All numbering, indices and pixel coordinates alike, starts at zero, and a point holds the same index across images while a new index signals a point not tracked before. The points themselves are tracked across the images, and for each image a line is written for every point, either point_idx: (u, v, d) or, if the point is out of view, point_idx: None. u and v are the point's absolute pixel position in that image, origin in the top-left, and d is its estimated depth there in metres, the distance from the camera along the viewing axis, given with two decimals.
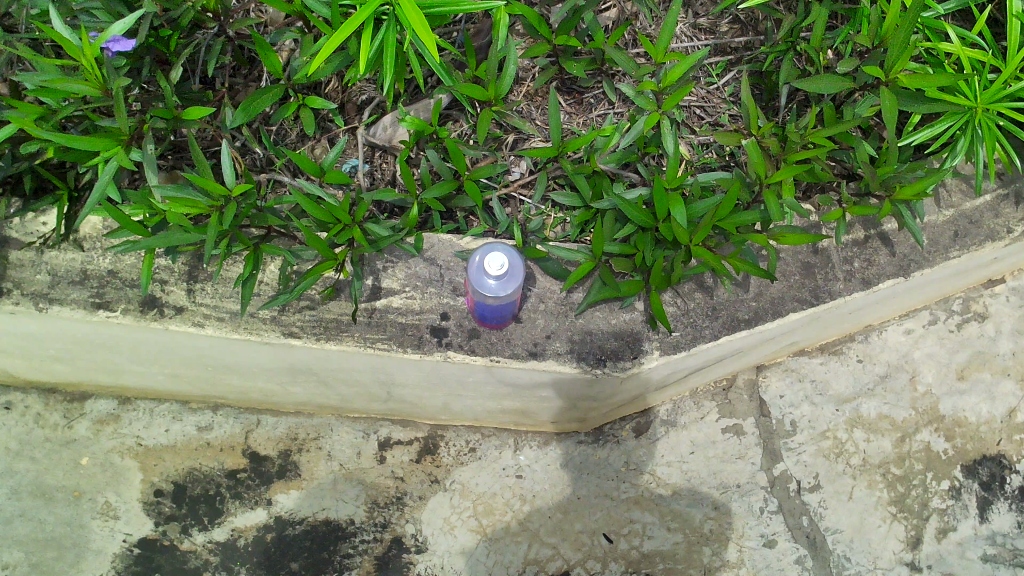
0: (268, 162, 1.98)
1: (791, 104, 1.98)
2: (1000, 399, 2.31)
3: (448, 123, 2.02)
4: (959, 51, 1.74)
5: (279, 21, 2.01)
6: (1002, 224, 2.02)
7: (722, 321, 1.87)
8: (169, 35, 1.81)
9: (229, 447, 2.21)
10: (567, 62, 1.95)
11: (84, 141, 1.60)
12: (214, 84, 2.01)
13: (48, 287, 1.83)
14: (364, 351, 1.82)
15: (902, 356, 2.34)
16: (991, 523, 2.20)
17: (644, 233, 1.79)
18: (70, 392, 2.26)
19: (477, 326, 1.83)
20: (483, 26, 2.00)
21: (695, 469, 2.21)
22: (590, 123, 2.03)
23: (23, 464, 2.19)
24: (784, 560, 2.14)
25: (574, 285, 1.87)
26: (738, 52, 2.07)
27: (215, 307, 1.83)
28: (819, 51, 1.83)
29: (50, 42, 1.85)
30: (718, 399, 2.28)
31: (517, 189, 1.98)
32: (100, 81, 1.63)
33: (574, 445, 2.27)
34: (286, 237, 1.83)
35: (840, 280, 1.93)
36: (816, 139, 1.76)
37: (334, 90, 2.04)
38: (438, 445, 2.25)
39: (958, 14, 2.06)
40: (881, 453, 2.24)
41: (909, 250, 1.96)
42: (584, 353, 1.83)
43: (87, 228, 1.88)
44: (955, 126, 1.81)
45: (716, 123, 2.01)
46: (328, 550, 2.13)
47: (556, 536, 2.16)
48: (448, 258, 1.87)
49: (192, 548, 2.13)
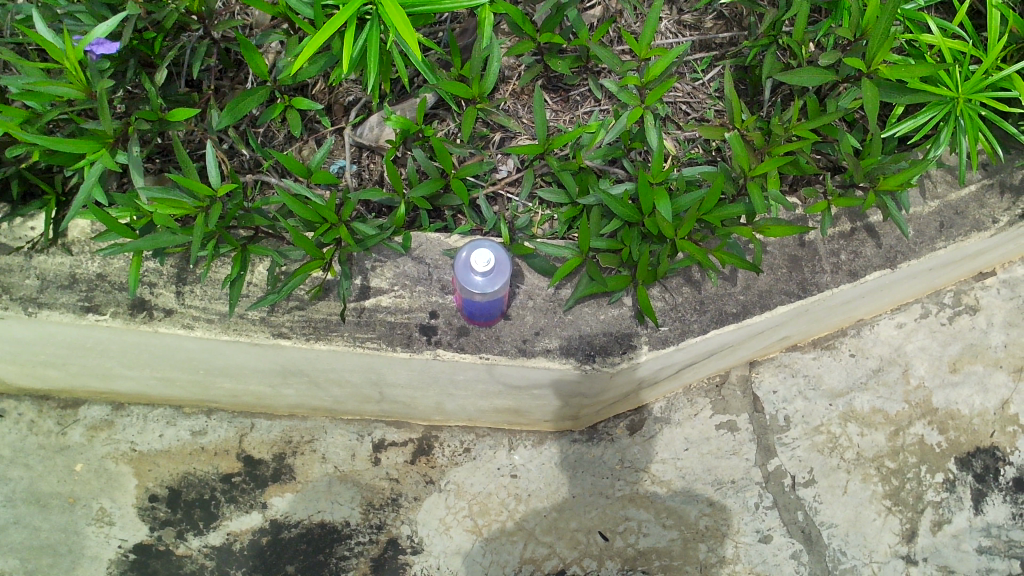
0: (256, 164, 1.99)
1: (776, 98, 1.99)
2: (993, 390, 2.31)
3: (435, 122, 2.03)
4: (941, 42, 1.77)
5: (265, 24, 2.02)
6: (989, 214, 2.02)
7: (710, 315, 1.88)
8: (153, 38, 1.83)
9: (224, 451, 2.21)
10: (552, 60, 1.96)
11: (69, 144, 1.61)
12: (200, 86, 2.02)
13: (38, 291, 1.83)
14: (354, 351, 1.82)
15: (894, 350, 2.34)
16: (986, 514, 2.20)
17: (631, 228, 1.82)
18: (63, 399, 2.26)
19: (466, 324, 1.84)
20: (468, 25, 2.02)
21: (690, 465, 2.21)
22: (576, 120, 2.04)
23: (17, 471, 2.19)
24: (779, 556, 2.14)
25: (562, 282, 1.87)
26: (723, 48, 2.09)
27: (204, 309, 1.83)
28: (802, 45, 1.84)
29: (33, 47, 1.89)
30: (711, 396, 2.29)
31: (505, 187, 1.99)
32: (84, 84, 1.65)
33: (568, 443, 2.27)
34: (275, 237, 1.84)
35: (827, 272, 1.93)
36: (800, 132, 1.77)
37: (321, 91, 2.05)
38: (433, 445, 2.25)
39: (940, 8, 2.08)
40: (874, 447, 2.25)
41: (896, 242, 1.97)
42: (573, 349, 1.83)
43: (76, 232, 1.88)
44: (937, 116, 1.82)
45: (702, 118, 2.02)
46: (324, 552, 2.13)
47: (552, 535, 2.16)
48: (436, 256, 1.88)
49: (189, 553, 2.13)
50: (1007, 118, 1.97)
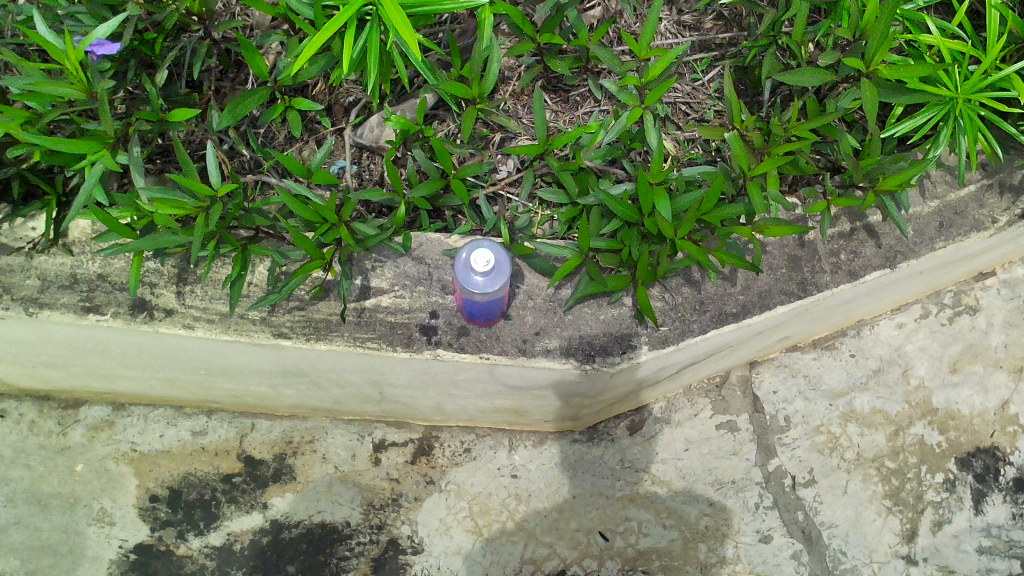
0: (257, 165, 1.99)
1: (775, 98, 1.99)
2: (993, 391, 2.31)
3: (435, 123, 2.03)
4: (940, 42, 1.77)
5: (265, 24, 2.03)
6: (988, 214, 2.03)
7: (710, 315, 1.88)
8: (153, 39, 1.83)
9: (224, 451, 2.22)
10: (552, 60, 1.96)
11: (69, 144, 1.62)
12: (201, 87, 2.03)
13: (38, 292, 1.84)
14: (354, 351, 1.82)
15: (894, 350, 2.34)
16: (986, 515, 2.20)
17: (631, 228, 1.82)
18: (64, 399, 2.26)
19: (466, 324, 1.84)
20: (468, 26, 2.03)
21: (690, 465, 2.22)
22: (576, 121, 2.04)
23: (18, 472, 2.20)
24: (779, 556, 2.14)
25: (562, 282, 1.87)
26: (722, 49, 2.09)
27: (204, 309, 1.84)
28: (801, 45, 1.85)
29: (34, 48, 1.88)
30: (711, 396, 2.29)
31: (504, 187, 2.00)
32: (85, 84, 1.65)
33: (569, 444, 2.27)
34: (275, 237, 1.84)
35: (826, 272, 1.93)
36: (799, 132, 1.78)
37: (321, 92, 2.06)
38: (433, 446, 2.26)
39: (939, 8, 2.08)
40: (874, 447, 2.25)
41: (895, 242, 1.97)
42: (573, 349, 1.84)
43: (76, 232, 1.89)
44: (936, 116, 1.83)
45: (701, 119, 2.03)
46: (325, 552, 2.13)
47: (552, 535, 2.16)
48: (436, 256, 1.88)
49: (189, 553, 2.13)
50: (1007, 118, 1.97)
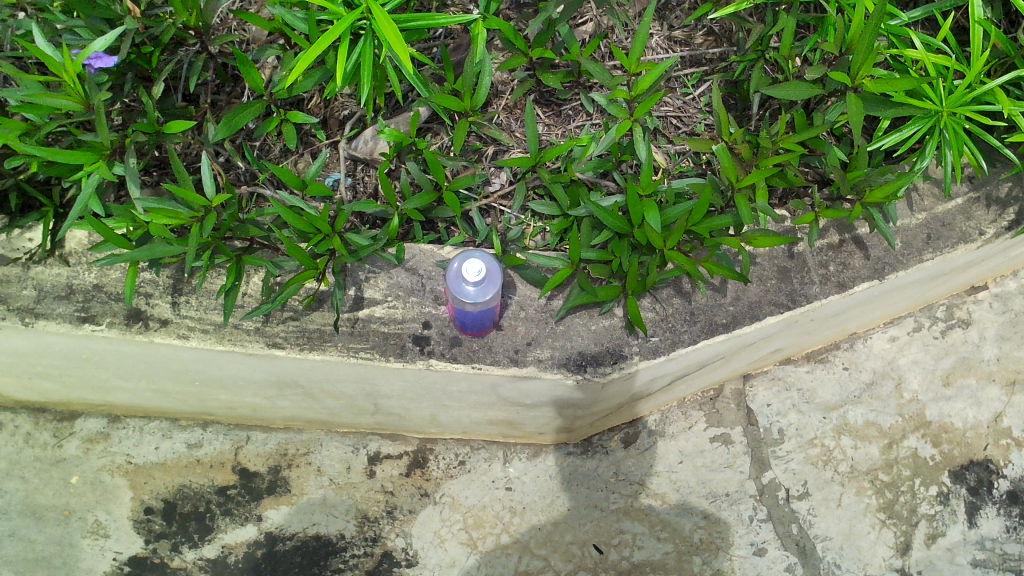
0: (253, 177, 2.02)
1: (764, 112, 2.03)
2: (986, 404, 2.32)
3: (428, 136, 2.06)
4: (925, 57, 1.80)
5: (261, 39, 2.08)
6: (975, 226, 2.05)
7: (700, 325, 1.90)
8: (150, 52, 1.86)
9: (219, 464, 2.22)
10: (543, 75, 1.99)
11: (65, 154, 1.65)
12: (197, 100, 2.07)
13: (35, 302, 1.85)
14: (348, 361, 1.83)
15: (887, 363, 2.35)
16: (980, 528, 2.19)
17: (621, 239, 1.83)
18: (59, 412, 2.27)
19: (459, 334, 1.85)
20: (461, 41, 2.06)
21: (684, 478, 2.22)
22: (568, 134, 2.07)
23: (13, 483, 2.20)
24: (773, 569, 2.14)
25: (554, 292, 1.89)
26: (713, 63, 2.12)
27: (199, 319, 1.85)
28: (788, 60, 1.90)
29: (34, 60, 1.92)
30: (705, 408, 2.29)
31: (497, 199, 2.02)
32: (82, 96, 1.69)
33: (563, 456, 2.27)
34: (269, 248, 1.85)
35: (815, 283, 1.95)
36: (787, 145, 1.81)
37: (316, 105, 2.09)
38: (427, 458, 2.26)
39: (926, 24, 2.12)
40: (868, 459, 2.25)
41: (883, 253, 1.99)
42: (566, 361, 1.85)
43: (72, 243, 1.90)
44: (923, 129, 1.85)
45: (692, 132, 2.06)
46: (318, 565, 2.13)
47: (547, 548, 2.16)
48: (429, 267, 1.90)
49: (183, 565, 2.13)
50: (993, 131, 1.99)
